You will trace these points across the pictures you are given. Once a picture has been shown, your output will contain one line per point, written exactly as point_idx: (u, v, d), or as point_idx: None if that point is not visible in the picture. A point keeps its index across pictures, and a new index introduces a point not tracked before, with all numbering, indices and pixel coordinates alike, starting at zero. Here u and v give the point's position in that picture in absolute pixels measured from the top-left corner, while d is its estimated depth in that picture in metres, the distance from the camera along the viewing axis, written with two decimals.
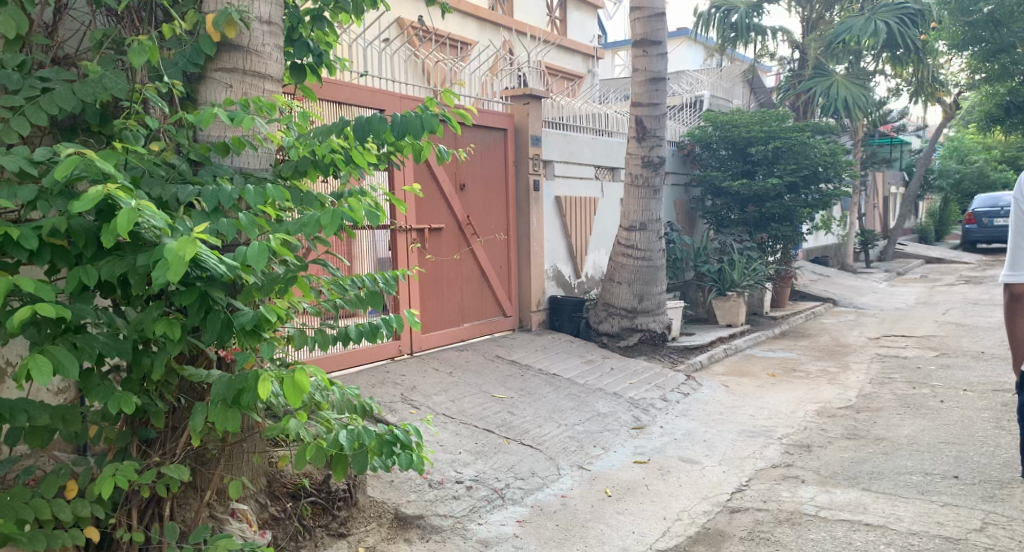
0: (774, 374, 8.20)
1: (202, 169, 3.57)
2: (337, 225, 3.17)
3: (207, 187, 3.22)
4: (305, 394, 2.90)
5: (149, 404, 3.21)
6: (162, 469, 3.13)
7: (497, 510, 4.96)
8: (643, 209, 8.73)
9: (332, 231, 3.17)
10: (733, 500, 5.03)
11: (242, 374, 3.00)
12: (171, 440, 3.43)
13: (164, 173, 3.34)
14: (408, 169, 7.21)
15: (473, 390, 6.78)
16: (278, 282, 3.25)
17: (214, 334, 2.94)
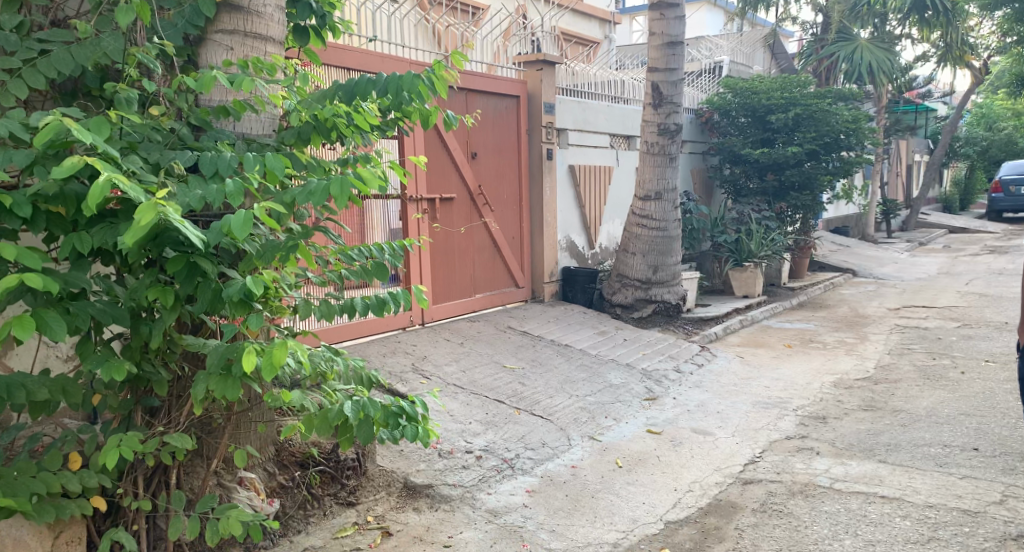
0: (791, 345, 8.09)
1: (202, 134, 3.51)
2: (348, 196, 2.97)
3: (206, 153, 3.15)
4: (276, 372, 2.87)
5: (151, 373, 3.18)
6: (164, 438, 3.10)
7: (507, 480, 4.93)
8: (658, 178, 8.59)
9: (343, 202, 2.98)
10: (746, 471, 4.96)
11: (236, 344, 3.01)
12: (176, 409, 3.39)
13: (162, 139, 3.30)
14: (418, 137, 7.12)
15: (484, 360, 6.74)
16: (280, 250, 3.13)
17: (206, 303, 2.90)
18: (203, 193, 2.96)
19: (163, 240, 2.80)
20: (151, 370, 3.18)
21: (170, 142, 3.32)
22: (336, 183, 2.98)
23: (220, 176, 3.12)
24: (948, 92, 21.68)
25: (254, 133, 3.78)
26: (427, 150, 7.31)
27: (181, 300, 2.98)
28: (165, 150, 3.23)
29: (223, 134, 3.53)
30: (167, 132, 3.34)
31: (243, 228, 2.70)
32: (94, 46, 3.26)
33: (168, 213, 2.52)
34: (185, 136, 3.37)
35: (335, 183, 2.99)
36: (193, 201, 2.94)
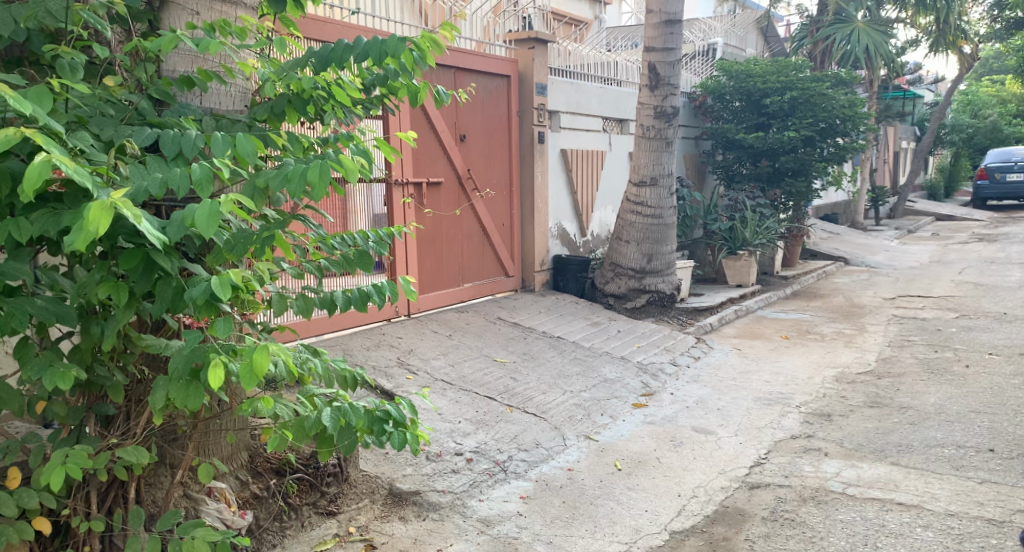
0: (788, 337, 7.83)
1: (165, 108, 3.23)
2: (327, 183, 2.69)
3: (167, 131, 2.82)
4: (260, 381, 2.48)
5: (104, 378, 2.83)
6: (116, 451, 2.75)
7: (499, 485, 4.64)
8: (653, 163, 8.28)
9: (321, 192, 2.70)
10: (752, 474, 4.69)
11: (202, 348, 2.62)
12: (129, 419, 3.05)
13: (116, 113, 2.99)
14: (403, 115, 6.75)
15: (474, 353, 6.42)
16: (253, 242, 2.82)
17: (165, 304, 2.54)
18: (164, 176, 2.62)
19: (115, 230, 2.43)
20: (103, 376, 2.84)
21: (126, 116, 3.01)
22: (315, 169, 2.70)
23: (183, 156, 2.80)
24: (936, 78, 21.57)
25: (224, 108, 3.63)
26: (414, 132, 6.96)
27: (137, 297, 2.62)
28: (120, 126, 2.91)
29: (188, 109, 3.27)
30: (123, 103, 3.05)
31: (209, 221, 2.39)
32: (35, 4, 2.82)
33: (127, 211, 2.14)
34: (145, 110, 3.06)
35: (314, 168, 2.70)
36: (153, 184, 2.59)
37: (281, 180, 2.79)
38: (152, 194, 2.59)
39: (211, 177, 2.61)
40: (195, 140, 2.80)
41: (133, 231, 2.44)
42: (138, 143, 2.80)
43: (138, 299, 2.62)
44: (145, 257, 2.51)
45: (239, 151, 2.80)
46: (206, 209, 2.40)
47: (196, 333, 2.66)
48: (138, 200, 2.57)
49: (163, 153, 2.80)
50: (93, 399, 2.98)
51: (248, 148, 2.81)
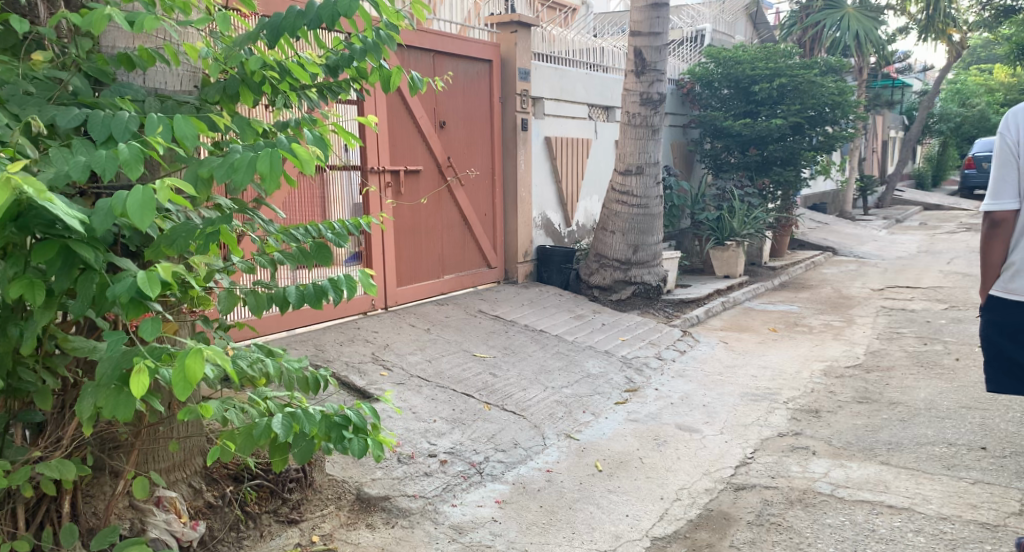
0: (775, 329, 7.65)
1: (103, 88, 3.31)
2: (277, 175, 2.50)
3: (98, 113, 2.85)
4: (194, 389, 2.39)
5: (26, 384, 2.70)
6: (35, 465, 2.67)
7: (473, 489, 4.47)
8: (639, 152, 8.07)
9: (272, 183, 2.51)
10: (738, 475, 4.50)
11: (132, 350, 2.48)
12: (58, 426, 2.92)
13: (43, 94, 3.10)
14: (378, 100, 6.53)
15: (452, 348, 6.21)
16: (197, 235, 2.75)
17: (86, 299, 2.41)
18: (87, 159, 2.56)
19: (30, 221, 2.23)
20: (24, 382, 2.71)
21: (53, 95, 3.12)
22: (265, 158, 2.50)
23: (114, 138, 2.83)
24: (925, 66, 21.45)
25: (168, 87, 3.71)
26: (390, 118, 6.73)
27: (57, 295, 2.48)
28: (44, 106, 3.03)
29: (127, 89, 3.33)
30: (46, 82, 3.16)
31: (141, 209, 2.19)
32: None
33: (34, 189, 2.02)
34: (81, 90, 3.17)
35: (264, 157, 2.50)
36: (76, 169, 2.54)
37: (227, 169, 2.60)
38: (76, 178, 2.54)
39: (140, 161, 2.54)
40: (126, 122, 2.83)
41: (49, 222, 2.26)
42: (63, 123, 2.89)
43: (55, 299, 2.47)
44: (64, 250, 2.34)
45: (179, 135, 2.80)
46: (140, 195, 2.21)
47: (121, 335, 2.52)
48: (59, 184, 2.61)
49: (91, 135, 2.83)
50: (17, 406, 2.84)
51: (187, 132, 2.80)
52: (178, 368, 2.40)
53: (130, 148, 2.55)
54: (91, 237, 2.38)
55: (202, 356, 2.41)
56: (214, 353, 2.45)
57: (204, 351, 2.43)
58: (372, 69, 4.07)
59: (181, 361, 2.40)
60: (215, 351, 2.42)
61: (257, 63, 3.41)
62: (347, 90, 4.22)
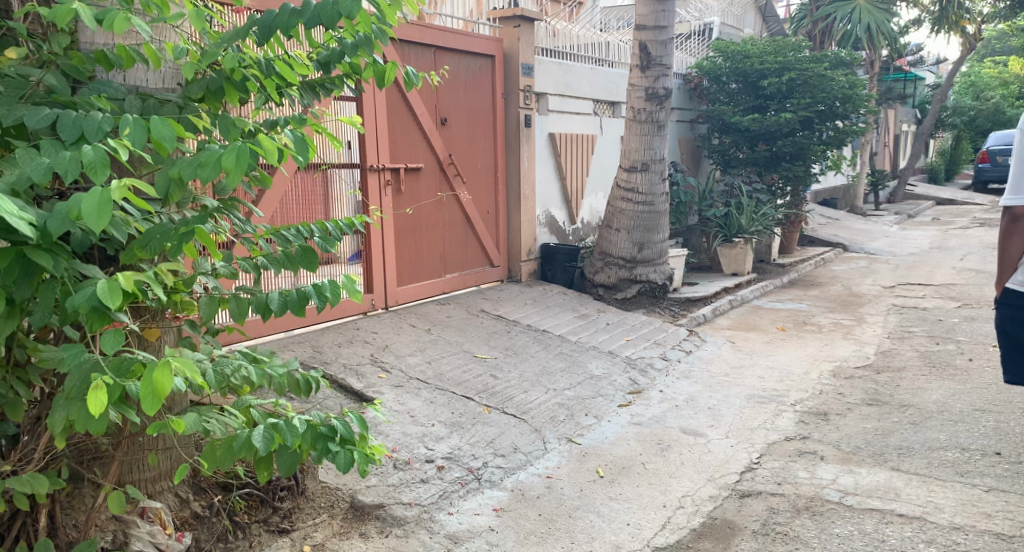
0: (784, 329, 7.50)
1: (81, 86, 3.27)
2: (243, 167, 2.64)
3: (69, 114, 2.84)
4: (162, 402, 2.33)
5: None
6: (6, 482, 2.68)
7: (471, 496, 4.36)
8: (645, 148, 7.93)
9: (237, 177, 2.65)
10: (743, 481, 4.37)
11: (95, 362, 2.50)
12: (32, 437, 2.99)
13: (15, 90, 3.10)
14: (377, 97, 6.42)
15: (452, 349, 6.10)
16: (169, 238, 2.89)
17: (49, 305, 2.59)
18: (49, 163, 2.70)
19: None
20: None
21: (26, 93, 3.12)
22: (232, 152, 2.65)
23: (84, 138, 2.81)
24: (937, 59, 21.17)
25: (150, 84, 3.69)
26: (390, 115, 6.62)
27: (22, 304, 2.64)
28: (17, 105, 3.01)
29: (107, 87, 3.30)
30: (19, 79, 3.14)
31: (98, 212, 2.33)
32: None
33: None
34: (57, 88, 3.15)
35: (231, 153, 2.65)
36: (37, 172, 2.69)
37: (195, 167, 2.77)
38: (40, 181, 2.68)
39: (105, 165, 2.59)
40: (98, 123, 2.82)
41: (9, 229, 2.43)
42: (32, 123, 2.88)
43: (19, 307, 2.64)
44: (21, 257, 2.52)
45: (154, 137, 2.77)
46: (94, 197, 2.34)
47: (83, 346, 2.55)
48: (22, 187, 2.73)
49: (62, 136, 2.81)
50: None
51: (163, 133, 2.78)
52: (144, 383, 2.34)
53: (94, 151, 2.59)
54: (50, 245, 2.54)
55: (169, 369, 2.34)
56: (181, 364, 2.37)
57: (172, 364, 2.37)
58: (365, 65, 3.96)
59: (149, 375, 2.35)
60: (183, 363, 2.36)
61: (238, 59, 3.31)
62: (340, 86, 4.11)
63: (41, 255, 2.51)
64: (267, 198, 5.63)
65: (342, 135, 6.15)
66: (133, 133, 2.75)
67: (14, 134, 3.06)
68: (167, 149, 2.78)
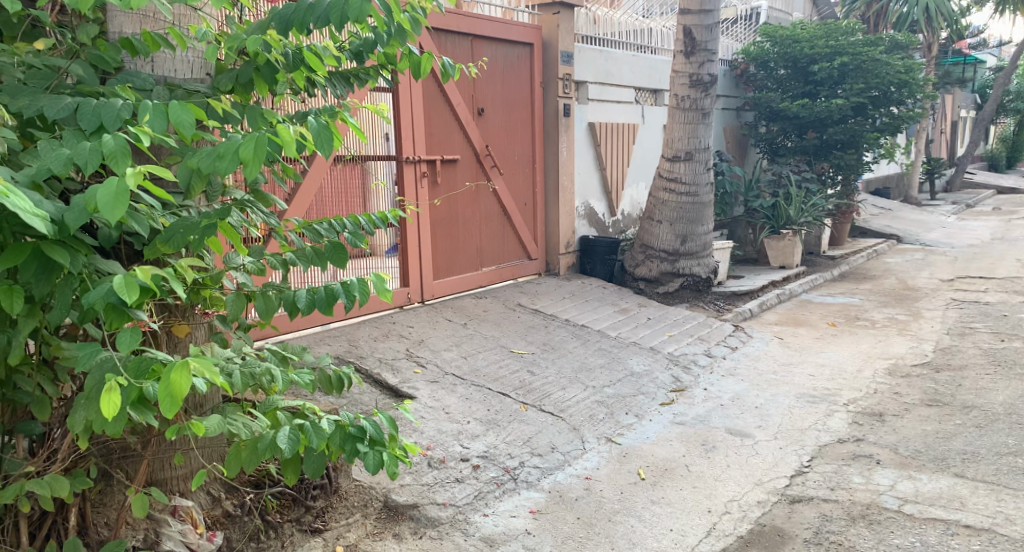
0: (835, 324, 7.19)
1: (109, 76, 3.19)
2: (260, 159, 2.52)
3: (89, 101, 2.74)
4: (180, 405, 2.19)
5: (23, 394, 2.69)
6: (26, 483, 2.54)
7: (507, 497, 4.20)
8: (689, 137, 7.68)
9: (254, 167, 2.53)
10: (794, 486, 4.13)
11: (112, 363, 2.37)
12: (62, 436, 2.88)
13: (40, 82, 2.98)
14: (413, 87, 6.28)
15: (489, 344, 5.94)
16: (194, 232, 2.77)
17: (66, 304, 2.44)
18: (69, 154, 2.55)
19: (9, 219, 2.29)
20: (21, 392, 2.69)
21: (51, 85, 2.99)
22: (250, 143, 2.53)
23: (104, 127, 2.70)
24: (999, 42, 20.37)
25: (178, 76, 3.49)
26: (426, 105, 6.47)
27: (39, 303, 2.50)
28: (37, 94, 2.89)
29: (134, 77, 3.23)
30: (46, 70, 3.03)
31: (110, 204, 2.19)
32: None
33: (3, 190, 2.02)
34: (84, 78, 3.07)
35: (249, 143, 2.53)
36: (56, 164, 2.54)
37: (211, 158, 2.63)
38: (58, 173, 2.53)
39: (124, 154, 2.45)
40: (118, 110, 2.70)
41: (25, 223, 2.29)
42: (53, 113, 2.79)
43: (38, 305, 2.50)
44: (39, 252, 2.38)
45: (173, 123, 2.66)
46: (111, 188, 2.21)
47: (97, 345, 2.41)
48: (42, 179, 2.56)
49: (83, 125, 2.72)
50: (16, 418, 2.82)
51: (184, 119, 2.67)
52: (162, 386, 2.21)
53: (112, 140, 2.46)
54: (67, 238, 2.40)
55: (187, 371, 2.21)
56: (199, 367, 2.23)
57: (191, 364, 2.23)
58: (401, 55, 3.79)
59: (166, 377, 2.21)
60: (202, 365, 2.22)
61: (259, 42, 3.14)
62: (375, 77, 3.96)
63: (54, 249, 2.36)
64: (302, 192, 5.53)
65: (378, 125, 6.03)
66: (151, 118, 2.63)
67: (39, 126, 2.96)
68: (187, 136, 2.66)
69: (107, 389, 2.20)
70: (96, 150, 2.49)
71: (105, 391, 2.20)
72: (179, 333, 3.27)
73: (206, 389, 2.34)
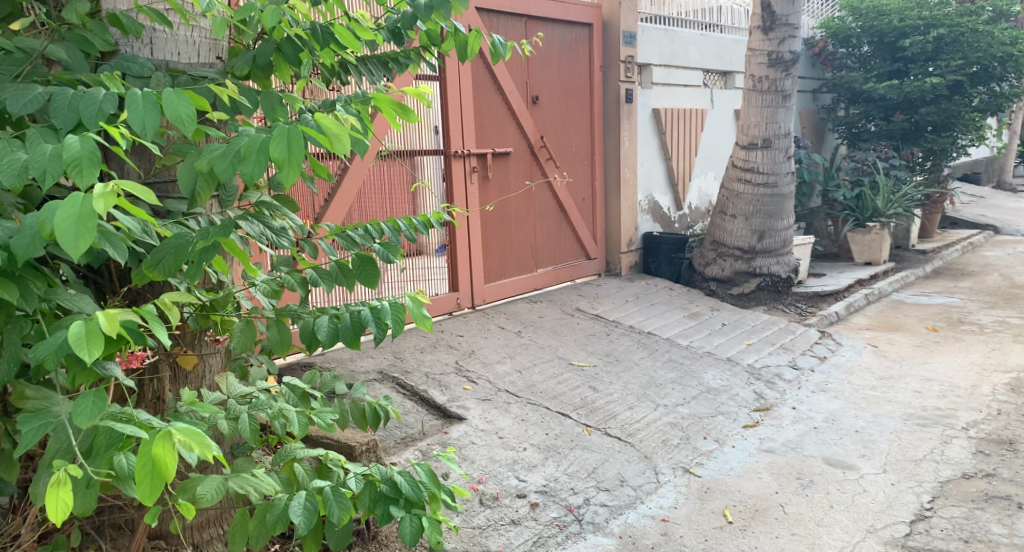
0: (936, 329, 6.41)
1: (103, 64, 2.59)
2: (298, 161, 1.99)
3: (64, 93, 2.19)
4: (163, 487, 1.67)
5: None
6: None
7: (572, 543, 3.61)
8: (766, 122, 6.98)
9: (289, 171, 1.99)
10: (915, 536, 3.46)
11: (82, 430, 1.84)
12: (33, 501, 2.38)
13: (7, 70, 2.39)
14: (463, 70, 5.71)
15: (546, 356, 5.34)
16: (186, 255, 2.24)
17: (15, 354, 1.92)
18: (26, 160, 1.96)
19: None
20: None
21: (23, 72, 2.40)
22: (280, 138, 1.99)
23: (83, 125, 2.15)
24: None
25: (183, 60, 2.84)
26: (476, 92, 5.90)
27: None
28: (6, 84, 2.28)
29: (131, 63, 2.63)
30: (19, 55, 2.43)
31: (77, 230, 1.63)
32: None
33: None
34: (69, 65, 2.48)
35: (277, 137, 2.00)
36: (10, 172, 1.95)
37: (230, 161, 2.08)
38: (9, 185, 1.95)
39: (95, 162, 1.80)
40: (99, 102, 2.14)
41: None
42: (17, 109, 2.19)
43: None
44: None
45: (170, 118, 2.10)
46: (71, 211, 1.64)
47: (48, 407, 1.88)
48: None
49: (56, 123, 2.16)
50: None
51: (181, 109, 2.12)
52: (141, 460, 1.68)
53: (80, 141, 1.84)
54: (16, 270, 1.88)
55: (172, 442, 1.69)
56: (185, 439, 1.70)
57: (176, 434, 1.70)
58: (446, 33, 3.20)
59: (146, 448, 1.70)
60: (190, 434, 1.69)
61: (274, 14, 2.52)
62: (416, 62, 3.40)
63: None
64: (341, 191, 5.02)
65: (425, 115, 5.48)
66: (138, 113, 2.08)
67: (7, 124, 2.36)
68: (184, 133, 2.09)
69: (56, 479, 1.66)
70: (61, 157, 1.91)
71: (54, 483, 1.65)
72: (186, 363, 2.74)
73: (195, 463, 1.82)
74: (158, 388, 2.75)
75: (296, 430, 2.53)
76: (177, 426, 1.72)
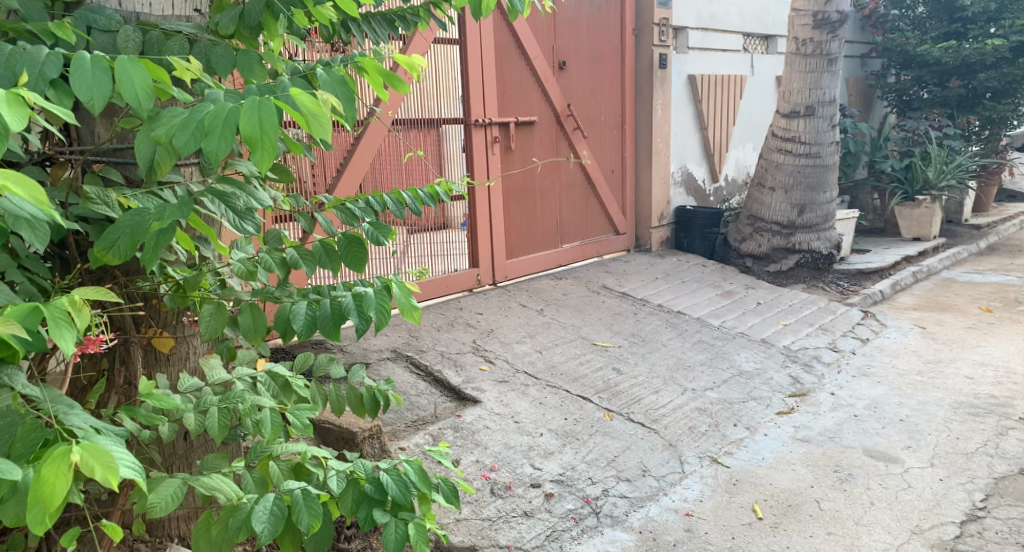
0: (990, 309, 5.99)
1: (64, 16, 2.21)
2: (272, 143, 1.58)
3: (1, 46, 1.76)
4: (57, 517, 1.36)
5: None
6: None
7: (588, 538, 3.35)
8: (809, 88, 6.55)
9: (262, 153, 1.58)
10: (966, 539, 3.13)
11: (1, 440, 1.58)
12: None
13: None
14: (484, 30, 5.38)
15: (569, 335, 5.06)
16: (141, 238, 1.92)
17: None
18: None
19: None
20: None
21: None
22: (252, 113, 1.59)
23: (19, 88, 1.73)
24: None
25: (155, 12, 2.48)
26: (498, 57, 5.58)
27: None
28: None
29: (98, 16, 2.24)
30: None
31: None
32: None
33: None
34: (25, 14, 2.10)
35: (250, 112, 1.59)
36: None
37: (192, 132, 1.66)
38: None
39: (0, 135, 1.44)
40: (39, 64, 1.74)
41: None
42: None
43: None
44: None
45: (123, 91, 1.65)
46: None
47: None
48: None
49: None
50: None
51: (135, 80, 1.67)
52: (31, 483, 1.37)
53: None
54: None
55: (68, 462, 1.37)
56: (87, 460, 1.37)
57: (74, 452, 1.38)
58: None
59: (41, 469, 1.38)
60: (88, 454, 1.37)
61: None
62: (426, 19, 3.08)
63: None
64: (354, 161, 4.77)
65: (445, 83, 5.21)
66: (84, 79, 1.65)
67: None
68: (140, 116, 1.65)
69: None
70: None
71: None
72: (163, 346, 2.54)
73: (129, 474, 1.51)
74: (131, 373, 2.54)
75: (268, 428, 2.28)
76: (81, 442, 1.40)
